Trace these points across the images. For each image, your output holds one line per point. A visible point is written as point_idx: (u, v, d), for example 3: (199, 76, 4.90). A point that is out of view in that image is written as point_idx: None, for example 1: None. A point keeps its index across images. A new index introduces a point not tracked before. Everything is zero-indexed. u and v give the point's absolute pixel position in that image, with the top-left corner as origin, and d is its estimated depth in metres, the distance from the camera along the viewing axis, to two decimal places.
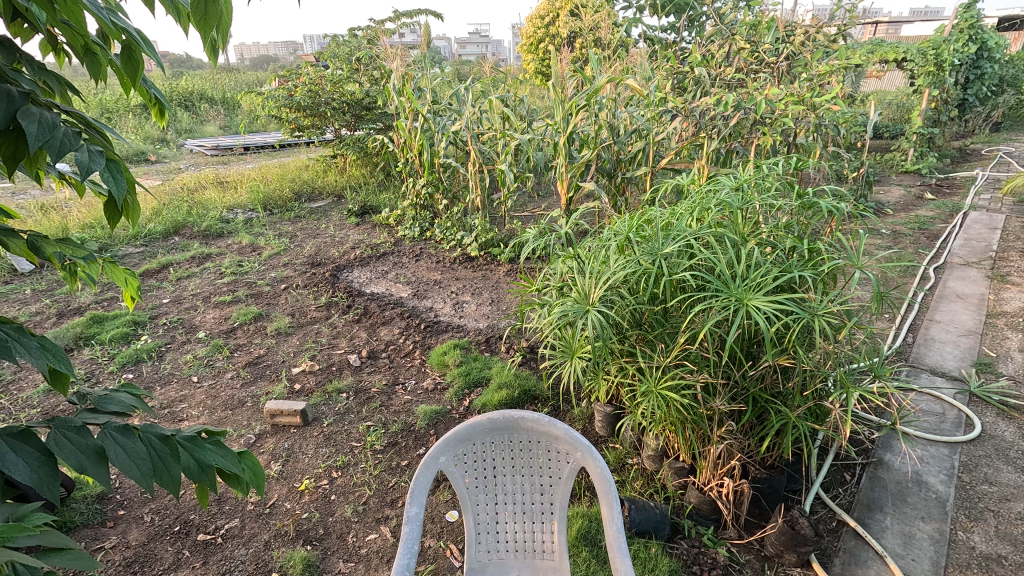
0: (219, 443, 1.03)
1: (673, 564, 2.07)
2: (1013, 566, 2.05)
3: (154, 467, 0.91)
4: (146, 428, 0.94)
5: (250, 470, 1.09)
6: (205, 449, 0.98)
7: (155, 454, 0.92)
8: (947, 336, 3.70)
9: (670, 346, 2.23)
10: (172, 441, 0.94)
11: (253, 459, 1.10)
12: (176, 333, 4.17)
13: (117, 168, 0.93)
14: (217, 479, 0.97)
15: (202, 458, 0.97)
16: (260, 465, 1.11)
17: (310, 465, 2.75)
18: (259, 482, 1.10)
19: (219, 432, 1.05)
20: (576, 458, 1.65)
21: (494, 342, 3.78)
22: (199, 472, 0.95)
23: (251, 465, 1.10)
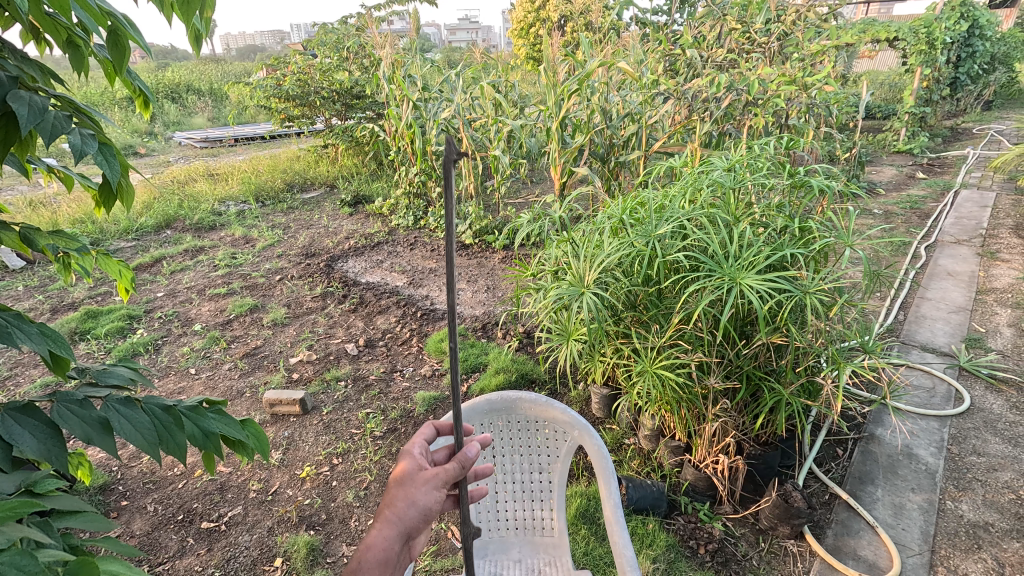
0: (221, 412, 1.04)
1: (670, 540, 2.11)
2: (999, 533, 2.10)
3: (159, 436, 0.92)
4: (148, 400, 0.95)
5: (254, 437, 1.11)
6: (208, 418, 1.00)
7: (159, 423, 0.93)
8: (938, 313, 3.75)
9: (665, 327, 2.25)
10: (175, 410, 0.96)
11: (255, 426, 1.11)
12: (172, 327, 4.17)
13: (110, 152, 0.93)
14: (222, 445, 1.00)
15: (205, 426, 0.98)
16: (264, 433, 1.12)
17: (311, 452, 2.77)
18: (264, 448, 1.13)
19: (220, 401, 1.07)
20: (574, 437, 1.67)
21: (491, 328, 3.80)
22: (204, 440, 0.98)
23: (255, 433, 1.12)
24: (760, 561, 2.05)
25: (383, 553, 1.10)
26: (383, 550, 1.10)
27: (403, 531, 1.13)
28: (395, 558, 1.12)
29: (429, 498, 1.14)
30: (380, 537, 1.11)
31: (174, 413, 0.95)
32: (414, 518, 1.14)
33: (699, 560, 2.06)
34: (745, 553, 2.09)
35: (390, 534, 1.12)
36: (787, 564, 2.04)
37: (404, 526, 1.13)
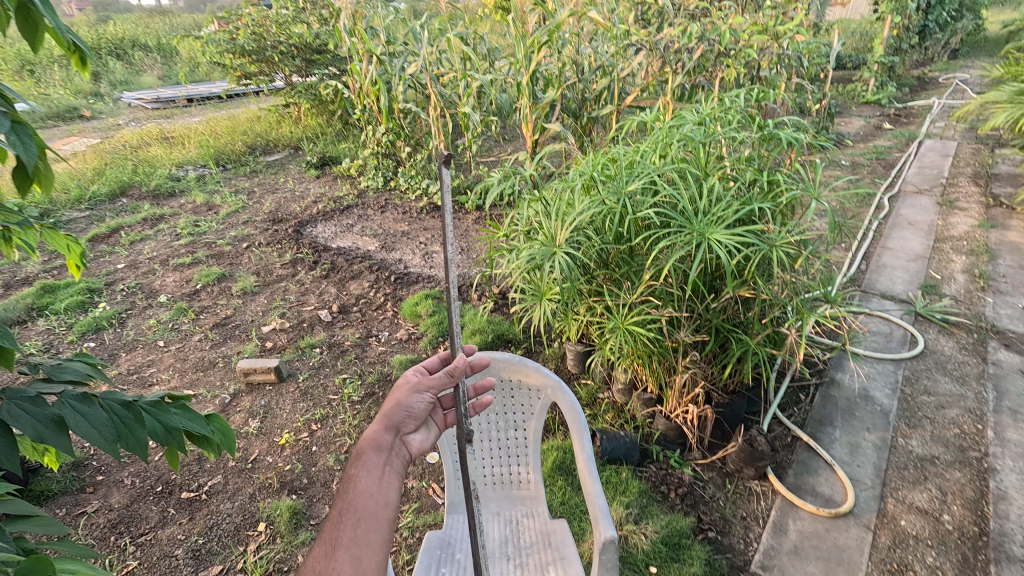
0: (184, 407, 1.03)
1: (642, 486, 2.20)
2: (944, 465, 2.26)
3: (119, 433, 0.91)
4: (106, 396, 0.94)
5: (219, 432, 1.10)
6: (170, 414, 0.99)
7: (118, 420, 0.92)
8: (898, 261, 3.88)
9: (636, 284, 2.27)
10: (135, 407, 0.94)
11: (221, 422, 1.11)
12: (136, 299, 4.04)
13: (26, 133, 0.87)
14: (186, 441, 0.98)
15: (168, 422, 0.97)
16: (229, 427, 1.12)
17: (289, 420, 2.77)
18: (230, 444, 1.12)
19: (184, 396, 1.06)
20: (547, 394, 1.70)
21: (466, 290, 3.79)
22: (166, 436, 0.96)
23: (220, 428, 1.10)
24: (726, 501, 2.17)
25: (375, 440, 1.23)
26: (374, 436, 1.23)
27: (389, 423, 1.27)
28: (389, 447, 1.23)
29: (405, 397, 1.31)
30: (373, 429, 1.25)
31: (134, 411, 0.93)
32: (397, 411, 1.29)
33: (669, 503, 2.17)
34: (713, 495, 2.20)
35: (380, 424, 1.27)
36: (751, 503, 2.16)
37: (391, 421, 1.28)
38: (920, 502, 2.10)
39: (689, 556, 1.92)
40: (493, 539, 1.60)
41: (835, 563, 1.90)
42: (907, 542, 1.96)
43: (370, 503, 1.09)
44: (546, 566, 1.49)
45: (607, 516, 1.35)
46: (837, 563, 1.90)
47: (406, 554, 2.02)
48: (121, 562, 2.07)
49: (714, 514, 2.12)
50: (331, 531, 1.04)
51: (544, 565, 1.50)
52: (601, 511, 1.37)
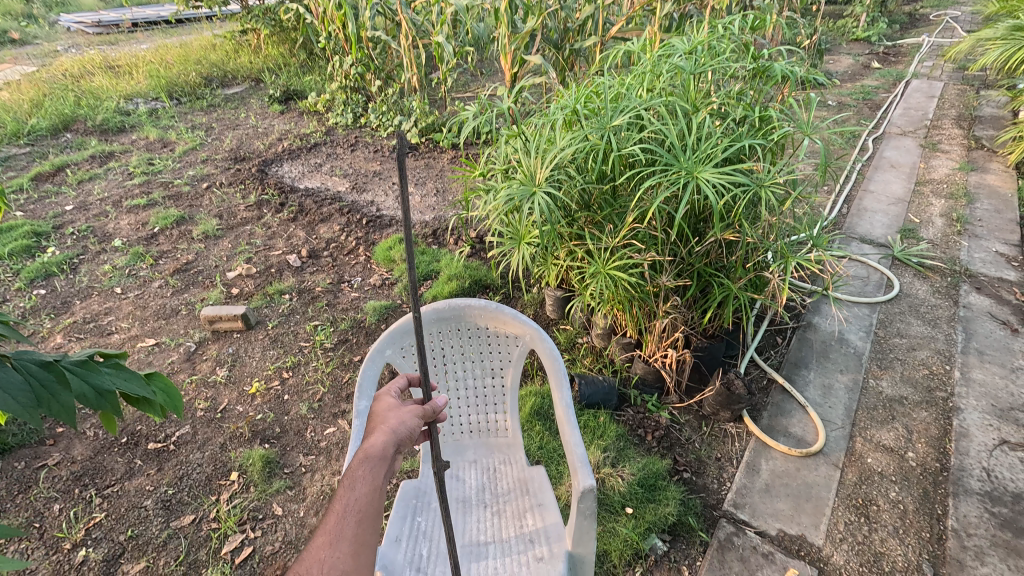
0: (119, 366, 0.92)
1: (620, 430, 2.21)
2: (911, 404, 2.31)
3: (38, 399, 0.80)
4: (21, 357, 0.84)
5: (163, 393, 1.00)
6: (100, 373, 0.88)
7: (37, 382, 0.81)
8: (879, 205, 3.85)
9: (618, 227, 2.18)
10: (56, 367, 0.84)
11: (164, 381, 1.00)
12: (88, 243, 3.78)
13: None
14: (121, 403, 0.87)
15: (97, 382, 0.87)
16: (175, 387, 1.01)
17: (258, 368, 2.68)
18: (178, 405, 1.02)
19: (117, 354, 0.95)
20: (525, 341, 1.64)
21: (442, 234, 3.64)
22: (97, 399, 0.86)
23: (164, 388, 1.00)
24: (702, 443, 2.20)
25: (389, 444, 1.09)
26: (389, 439, 1.10)
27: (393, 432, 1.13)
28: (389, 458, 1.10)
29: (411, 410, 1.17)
30: (384, 433, 1.11)
31: (54, 371, 0.82)
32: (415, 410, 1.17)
33: (646, 446, 2.18)
34: (688, 437, 2.22)
35: (393, 427, 1.13)
36: (725, 444, 2.19)
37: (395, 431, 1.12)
38: (887, 441, 2.16)
39: (664, 497, 1.95)
40: (470, 487, 1.58)
41: (804, 500, 1.96)
42: (873, 478, 2.02)
43: (373, 509, 1.00)
44: (524, 513, 1.48)
45: (586, 465, 1.32)
46: (805, 500, 1.95)
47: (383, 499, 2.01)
48: (87, 515, 2.01)
49: (689, 456, 2.15)
50: (329, 528, 0.95)
51: (521, 513, 1.48)
52: (580, 460, 1.34)
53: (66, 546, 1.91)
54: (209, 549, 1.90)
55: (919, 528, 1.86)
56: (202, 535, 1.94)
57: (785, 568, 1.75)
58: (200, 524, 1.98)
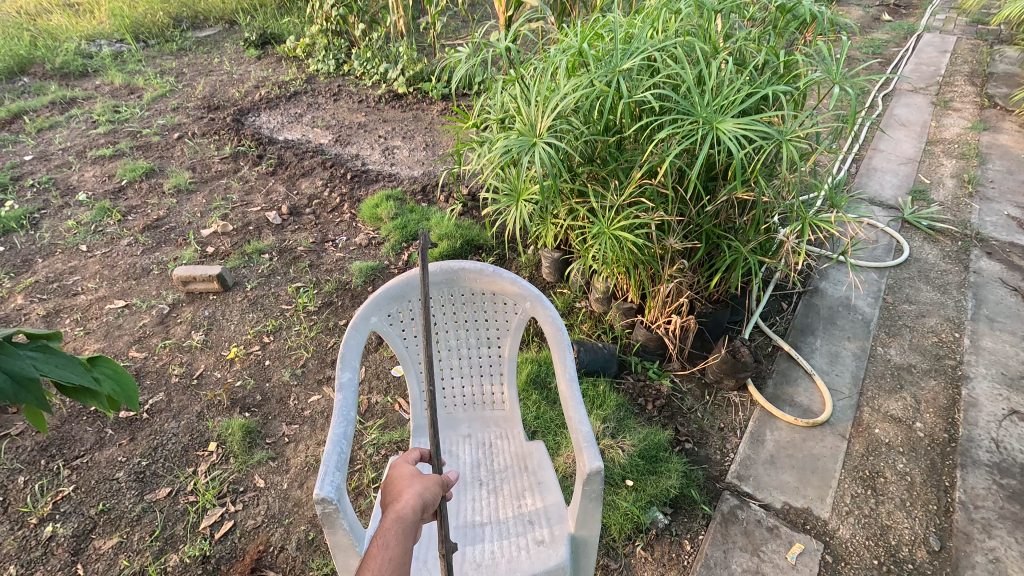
0: (45, 351, 0.76)
1: (620, 399, 2.11)
2: (920, 373, 2.24)
3: None
4: None
5: (109, 380, 0.84)
6: (20, 359, 0.72)
7: None
8: (888, 165, 3.69)
9: (625, 184, 2.01)
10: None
11: (108, 367, 0.84)
12: (50, 196, 3.51)
13: None
14: (50, 393, 0.71)
15: (16, 369, 0.70)
16: (124, 372, 0.86)
17: (237, 332, 2.52)
18: (130, 395, 0.86)
19: (44, 336, 0.79)
20: (525, 309, 1.50)
21: (431, 191, 3.43)
22: (17, 388, 0.69)
23: (110, 375, 0.84)
24: (704, 413, 2.11)
25: (419, 501, 0.98)
26: (417, 495, 0.99)
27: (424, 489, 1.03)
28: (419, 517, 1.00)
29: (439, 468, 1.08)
30: (411, 492, 1.00)
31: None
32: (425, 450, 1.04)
33: (646, 415, 2.09)
34: (691, 406, 2.13)
35: (420, 483, 1.01)
36: (729, 414, 2.10)
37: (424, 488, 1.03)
38: (895, 411, 2.09)
39: (665, 469, 1.87)
40: (464, 464, 1.47)
41: (810, 472, 1.89)
42: (880, 450, 1.96)
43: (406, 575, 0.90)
44: (522, 493, 1.37)
45: (593, 445, 1.21)
46: (811, 473, 1.89)
47: (372, 471, 1.91)
48: (54, 489, 1.89)
49: (691, 426, 2.06)
50: None
51: (519, 492, 1.38)
52: (585, 439, 1.22)
53: (32, 521, 1.80)
54: (187, 523, 1.79)
55: (927, 500, 1.80)
56: (179, 509, 1.83)
57: (790, 542, 1.69)
58: (176, 497, 1.87)
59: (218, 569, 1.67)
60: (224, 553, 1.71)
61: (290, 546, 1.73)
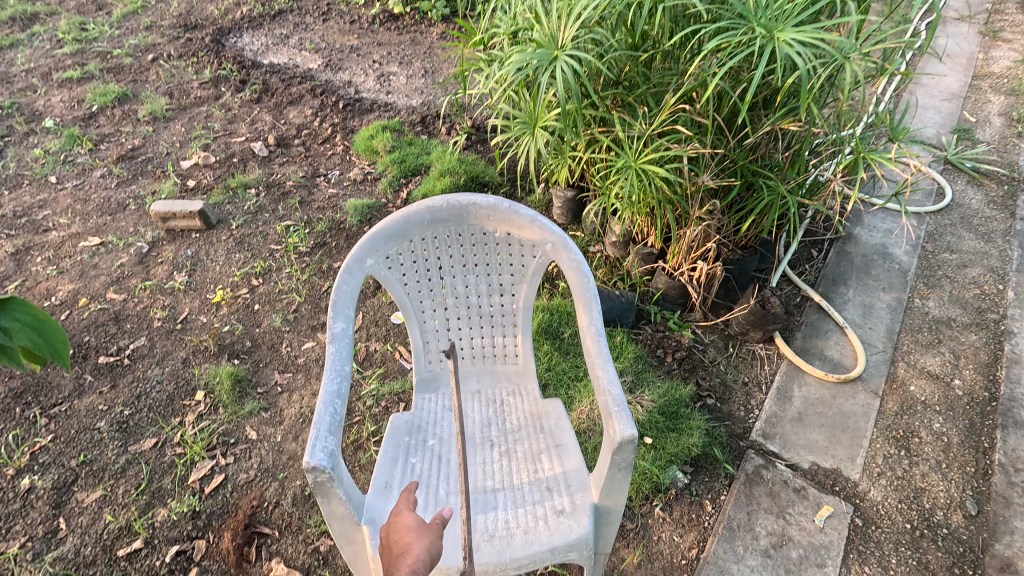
0: None
1: (638, 351, 1.96)
2: (959, 327, 2.08)
3: None
4: None
5: (25, 330, 0.63)
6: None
7: None
8: (931, 100, 3.37)
9: (655, 110, 1.76)
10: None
11: (23, 312, 0.63)
12: (14, 123, 3.21)
13: None
14: None
15: None
16: (46, 320, 0.64)
17: (223, 274, 2.33)
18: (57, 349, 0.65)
19: None
20: (545, 252, 1.31)
21: (432, 122, 3.13)
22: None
23: (27, 323, 0.63)
24: (728, 366, 1.97)
25: (431, 554, 0.86)
26: (428, 548, 0.86)
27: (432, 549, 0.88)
28: None
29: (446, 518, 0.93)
30: (420, 545, 0.86)
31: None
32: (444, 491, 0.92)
33: (666, 368, 1.95)
34: (713, 359, 1.99)
35: (428, 535, 0.88)
36: (754, 368, 1.96)
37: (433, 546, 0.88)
38: (932, 367, 1.95)
39: (687, 427, 1.74)
40: (473, 423, 1.33)
41: (840, 431, 1.76)
42: (915, 408, 1.83)
43: None
44: (538, 456, 1.23)
45: (625, 410, 1.05)
46: (841, 432, 1.76)
47: (371, 424, 1.78)
48: (31, 439, 1.76)
49: (713, 380, 1.92)
50: None
51: (535, 455, 1.24)
52: (616, 403, 1.06)
53: (9, 472, 1.68)
54: (175, 477, 1.68)
55: (964, 461, 1.69)
56: (167, 462, 1.72)
57: (818, 505, 1.59)
58: (163, 449, 1.75)
59: (210, 525, 1.57)
60: (215, 508, 1.61)
61: (286, 501, 1.62)
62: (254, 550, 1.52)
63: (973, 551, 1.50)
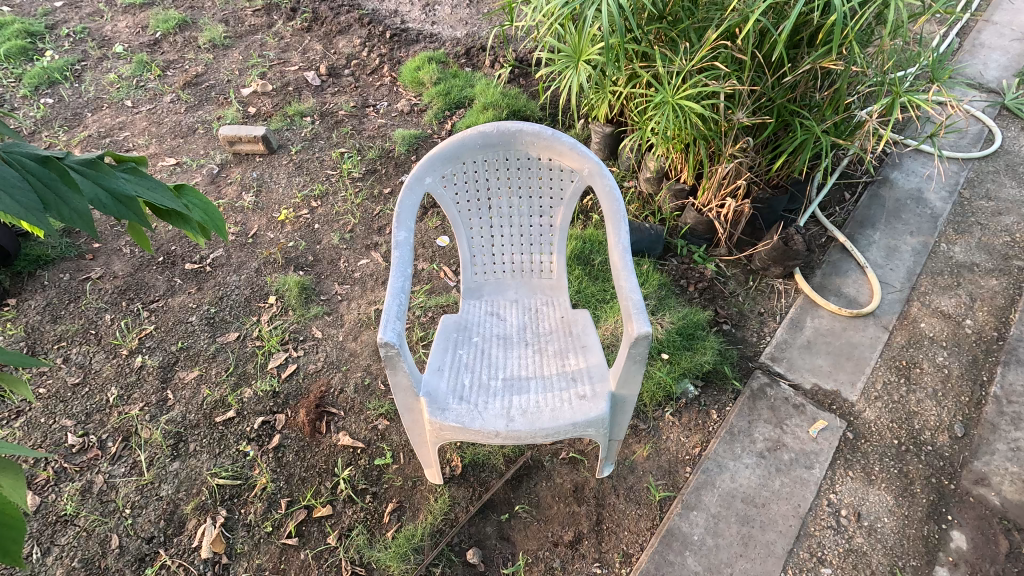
0: (138, 173, 0.74)
1: (663, 280, 2.12)
2: (981, 272, 2.14)
3: (43, 200, 0.63)
4: (12, 150, 0.65)
5: (198, 209, 0.80)
6: (115, 178, 0.70)
7: (35, 179, 0.63)
8: (999, 40, 3.18)
9: (697, 46, 1.82)
10: (56, 163, 0.65)
11: (197, 196, 0.80)
12: (88, 48, 3.41)
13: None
14: (145, 212, 0.69)
15: (110, 186, 0.69)
16: (211, 202, 0.82)
17: (286, 195, 2.56)
18: (220, 226, 0.83)
19: (135, 158, 0.75)
20: (582, 177, 1.46)
21: (476, 54, 3.19)
22: (116, 205, 0.67)
23: (198, 204, 0.80)
24: (746, 298, 2.11)
25: None
26: None
27: None
28: None
29: None
30: None
31: (56, 168, 0.64)
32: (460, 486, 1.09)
33: (687, 297, 2.11)
34: (733, 291, 2.13)
35: None
36: (771, 300, 2.10)
37: None
38: (946, 307, 2.04)
39: (701, 346, 1.93)
40: (510, 325, 1.54)
41: (845, 359, 1.92)
42: (921, 342, 1.95)
43: None
44: (566, 354, 1.45)
45: (642, 312, 1.23)
46: (846, 360, 1.92)
47: (420, 330, 2.03)
48: (137, 326, 2.09)
49: (730, 309, 2.08)
50: None
51: (564, 353, 1.45)
52: (636, 306, 1.25)
53: (123, 352, 2.02)
54: (257, 363, 1.99)
55: (960, 392, 1.83)
56: (249, 351, 2.03)
57: (814, 419, 1.77)
58: (245, 341, 2.06)
59: (288, 403, 1.89)
60: (291, 390, 1.92)
61: (349, 388, 1.92)
62: (325, 424, 1.83)
63: (951, 466, 1.67)
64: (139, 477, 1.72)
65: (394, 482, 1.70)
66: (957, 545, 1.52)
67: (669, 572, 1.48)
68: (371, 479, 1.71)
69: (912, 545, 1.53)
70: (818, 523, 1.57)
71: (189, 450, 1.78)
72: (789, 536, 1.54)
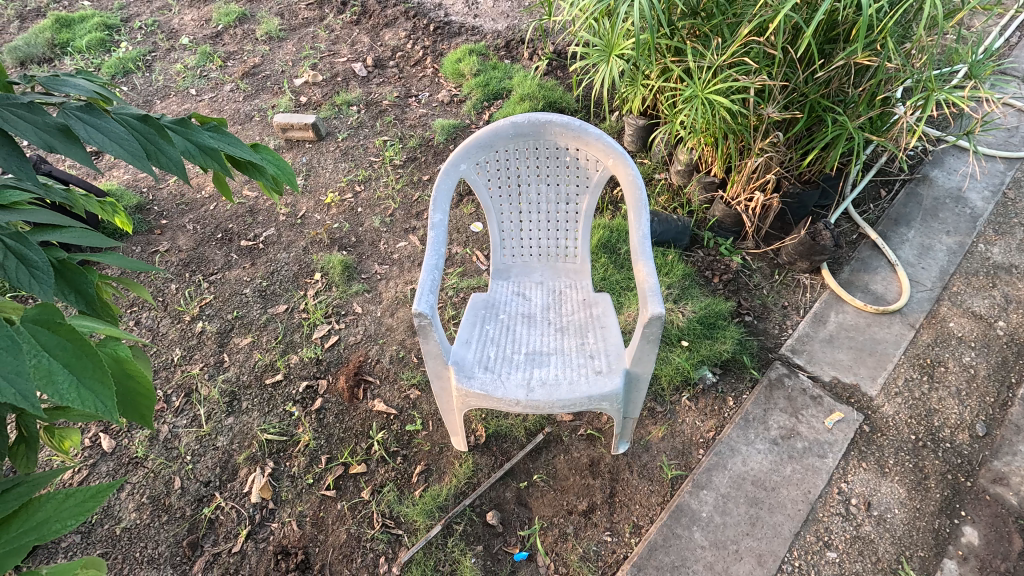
0: (219, 131, 0.87)
1: (687, 270, 2.18)
2: (1020, 274, 2.09)
3: (146, 151, 0.76)
4: (120, 113, 0.78)
5: (271, 162, 0.94)
6: (201, 134, 0.83)
7: (139, 134, 0.77)
8: None
9: (728, 42, 1.86)
10: (155, 122, 0.79)
11: (269, 151, 0.93)
12: (157, 40, 3.68)
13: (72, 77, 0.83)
14: (225, 162, 0.82)
15: (198, 140, 0.82)
16: (281, 158, 0.95)
17: (332, 180, 2.74)
18: (289, 178, 0.96)
19: (215, 120, 0.89)
20: (607, 166, 1.55)
21: (516, 47, 3.28)
22: (203, 156, 0.81)
23: (271, 159, 0.94)
24: (770, 291, 2.15)
25: None
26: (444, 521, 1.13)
27: None
28: None
29: None
30: None
31: (155, 126, 0.78)
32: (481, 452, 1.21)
33: (711, 288, 2.17)
34: (757, 284, 2.17)
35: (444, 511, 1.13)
36: (795, 294, 2.13)
37: None
38: (978, 308, 2.02)
39: (722, 335, 1.99)
40: (535, 305, 1.65)
41: (867, 354, 1.94)
42: (948, 342, 1.94)
43: None
44: (586, 333, 1.54)
45: (658, 294, 1.32)
46: (868, 354, 1.93)
47: (452, 309, 2.15)
48: (198, 295, 2.31)
49: (754, 301, 2.12)
50: None
51: (584, 332, 1.55)
52: (652, 288, 1.33)
53: (186, 318, 2.24)
54: (302, 333, 2.17)
55: (985, 393, 1.82)
56: (296, 322, 2.21)
57: (830, 411, 1.81)
58: (293, 313, 2.24)
59: (330, 370, 2.05)
60: (332, 359, 2.09)
61: (385, 359, 2.07)
62: (362, 392, 1.98)
63: (969, 464, 1.68)
64: (198, 428, 1.92)
65: (423, 447, 1.84)
66: (968, 540, 1.54)
67: (676, 545, 1.57)
68: (402, 443, 1.85)
69: (921, 537, 1.55)
70: (826, 509, 1.61)
71: (242, 408, 1.97)
72: (797, 519, 1.60)
